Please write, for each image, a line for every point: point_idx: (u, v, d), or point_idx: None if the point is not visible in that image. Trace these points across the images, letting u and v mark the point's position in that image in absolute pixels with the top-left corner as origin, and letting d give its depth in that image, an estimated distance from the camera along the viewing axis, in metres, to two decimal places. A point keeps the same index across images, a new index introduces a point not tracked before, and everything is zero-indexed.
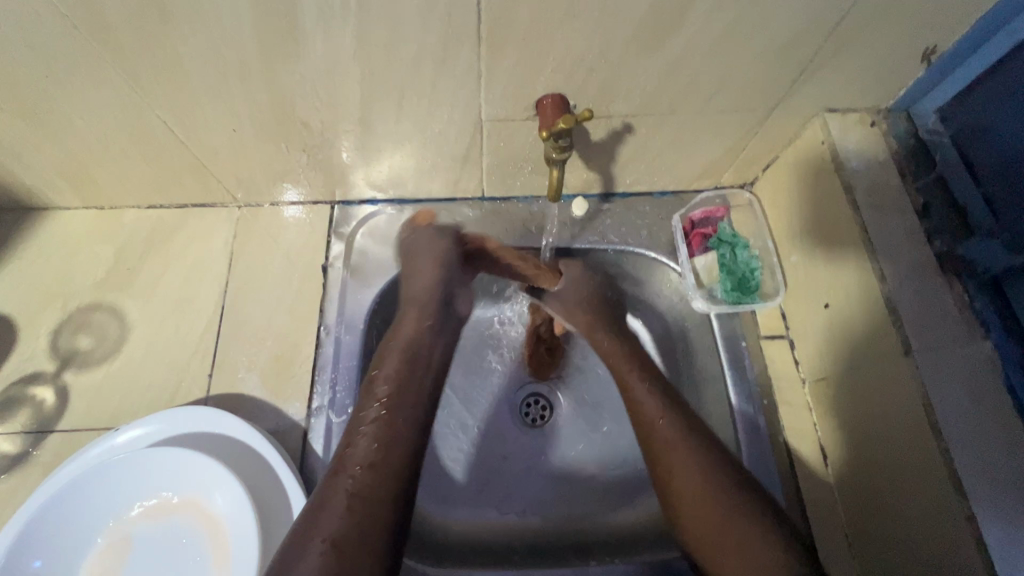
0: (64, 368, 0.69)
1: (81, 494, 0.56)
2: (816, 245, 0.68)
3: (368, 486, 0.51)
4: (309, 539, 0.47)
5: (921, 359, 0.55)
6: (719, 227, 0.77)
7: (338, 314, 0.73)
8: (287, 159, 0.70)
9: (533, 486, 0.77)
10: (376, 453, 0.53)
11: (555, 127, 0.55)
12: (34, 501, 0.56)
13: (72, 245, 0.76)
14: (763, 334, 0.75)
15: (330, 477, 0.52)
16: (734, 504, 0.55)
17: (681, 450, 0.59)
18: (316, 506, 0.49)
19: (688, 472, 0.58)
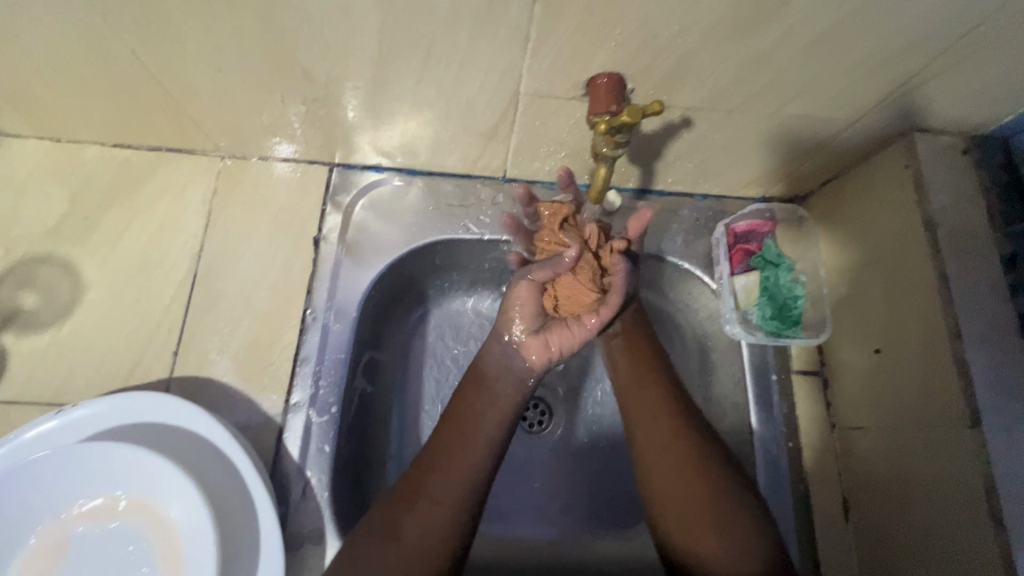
0: (2, 328, 0.59)
1: (22, 480, 0.48)
2: (876, 283, 0.60)
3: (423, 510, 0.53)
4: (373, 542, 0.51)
5: (993, 444, 0.48)
6: (764, 244, 0.68)
7: (328, 297, 0.64)
8: (284, 111, 0.59)
9: (516, 499, 0.71)
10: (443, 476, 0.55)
11: (614, 119, 0.45)
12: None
13: (21, 182, 0.64)
14: (796, 367, 0.68)
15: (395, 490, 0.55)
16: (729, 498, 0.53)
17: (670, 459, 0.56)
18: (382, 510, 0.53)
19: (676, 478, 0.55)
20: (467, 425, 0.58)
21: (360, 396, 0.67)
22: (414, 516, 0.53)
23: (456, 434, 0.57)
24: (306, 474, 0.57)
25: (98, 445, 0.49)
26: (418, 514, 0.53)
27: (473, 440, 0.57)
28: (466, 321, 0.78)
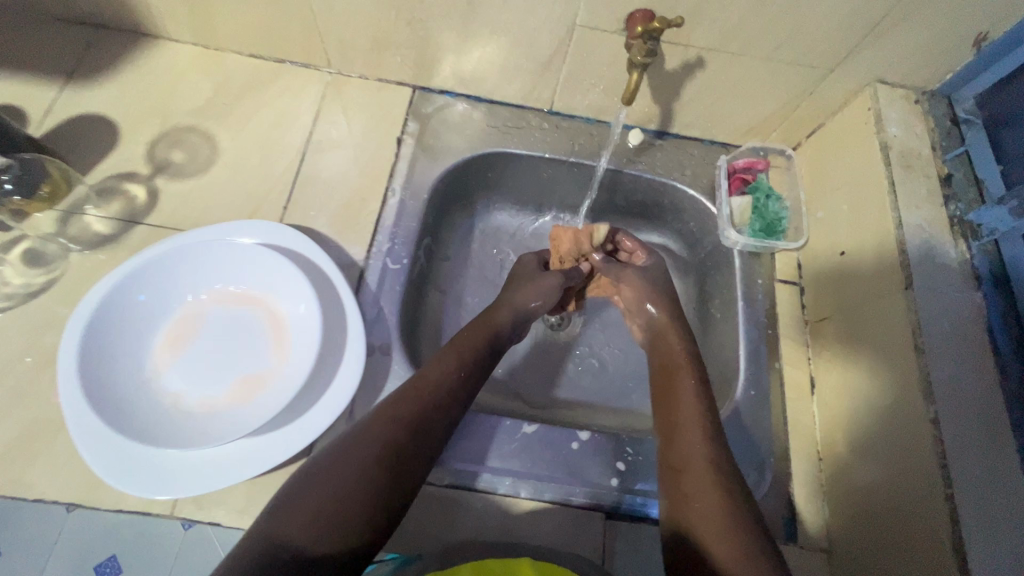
0: (156, 174, 0.76)
1: (190, 263, 0.63)
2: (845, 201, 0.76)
3: (416, 411, 0.56)
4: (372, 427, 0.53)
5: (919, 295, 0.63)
6: (757, 178, 0.86)
7: (406, 180, 0.81)
8: (392, 31, 0.77)
9: (529, 373, 0.86)
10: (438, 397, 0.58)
11: (649, 27, 0.63)
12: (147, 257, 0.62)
13: (177, 73, 0.83)
14: (779, 276, 0.83)
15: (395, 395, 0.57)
16: (740, 511, 0.51)
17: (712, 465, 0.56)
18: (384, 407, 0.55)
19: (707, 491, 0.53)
20: (353, 442, 0.52)
21: (421, 266, 0.82)
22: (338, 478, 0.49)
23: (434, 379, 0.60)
24: (380, 303, 0.72)
25: (253, 249, 0.64)
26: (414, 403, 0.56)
27: (352, 449, 0.51)
28: (503, 232, 0.95)
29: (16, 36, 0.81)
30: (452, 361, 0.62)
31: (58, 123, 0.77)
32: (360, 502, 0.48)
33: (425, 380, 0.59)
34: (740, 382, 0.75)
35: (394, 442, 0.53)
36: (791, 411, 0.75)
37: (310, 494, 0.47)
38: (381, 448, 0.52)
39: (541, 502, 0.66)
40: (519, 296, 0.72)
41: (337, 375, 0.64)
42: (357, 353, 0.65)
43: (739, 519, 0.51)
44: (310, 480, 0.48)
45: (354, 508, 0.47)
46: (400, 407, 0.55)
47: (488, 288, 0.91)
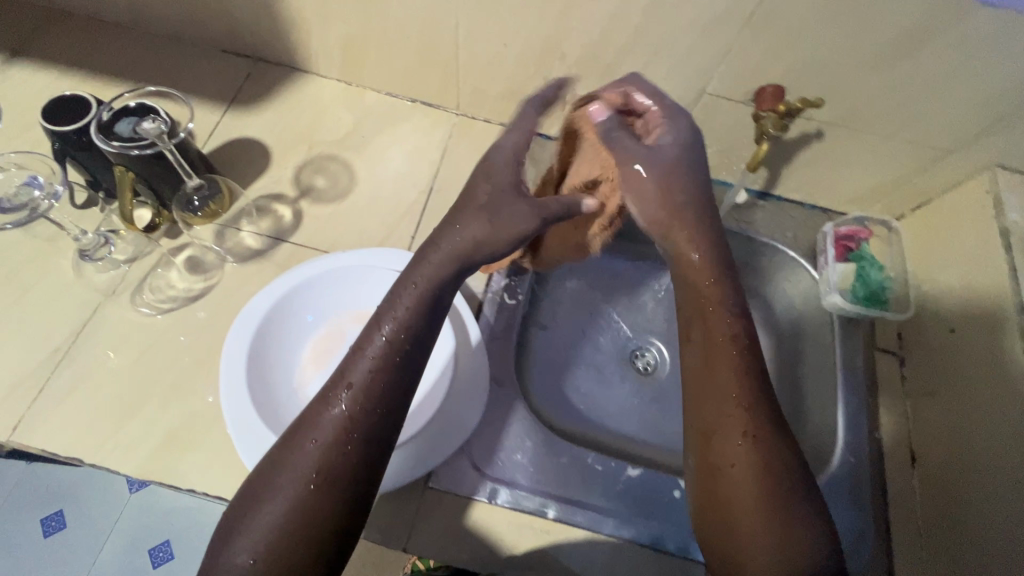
0: (301, 197, 0.83)
1: (343, 281, 0.70)
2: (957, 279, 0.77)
3: (341, 421, 0.48)
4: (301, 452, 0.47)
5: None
6: (861, 247, 0.86)
7: None
8: (526, 84, 0.83)
9: (617, 414, 0.90)
10: (356, 395, 0.48)
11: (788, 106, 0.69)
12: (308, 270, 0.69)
13: (323, 106, 0.91)
14: (878, 345, 0.84)
15: (311, 408, 0.49)
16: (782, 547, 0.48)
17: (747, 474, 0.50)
18: (301, 423, 0.48)
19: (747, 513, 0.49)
20: (282, 468, 0.47)
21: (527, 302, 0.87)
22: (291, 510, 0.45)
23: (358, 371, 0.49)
24: (497, 336, 0.78)
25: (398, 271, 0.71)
26: (325, 413, 0.48)
27: (284, 478, 0.46)
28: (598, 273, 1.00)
29: (190, 64, 0.91)
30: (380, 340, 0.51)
31: (219, 144, 0.86)
32: (308, 523, 0.45)
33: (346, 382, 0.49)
34: (840, 446, 0.76)
35: (322, 466, 0.46)
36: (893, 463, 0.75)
37: (258, 526, 0.45)
38: (314, 468, 0.46)
39: (643, 548, 0.66)
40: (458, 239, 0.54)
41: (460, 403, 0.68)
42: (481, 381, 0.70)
43: (787, 524, 0.48)
44: (255, 511, 0.45)
45: (305, 527, 0.45)
46: (319, 419, 0.48)
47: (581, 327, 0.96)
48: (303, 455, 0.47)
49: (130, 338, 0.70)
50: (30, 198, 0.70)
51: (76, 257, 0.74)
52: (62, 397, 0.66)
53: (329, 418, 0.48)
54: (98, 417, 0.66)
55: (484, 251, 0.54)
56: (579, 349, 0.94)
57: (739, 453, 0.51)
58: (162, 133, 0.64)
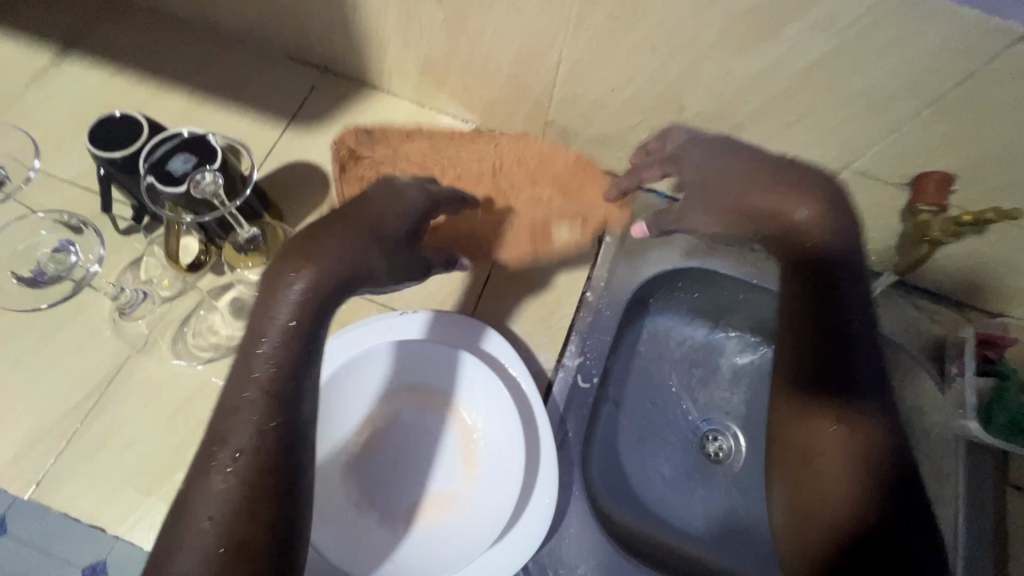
0: None
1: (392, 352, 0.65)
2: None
3: (262, 411, 0.40)
4: (224, 454, 0.39)
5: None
6: (1001, 359, 0.73)
7: (605, 283, 0.75)
8: (628, 132, 0.72)
9: (686, 509, 0.79)
10: (272, 373, 0.41)
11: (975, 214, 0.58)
12: (361, 339, 0.63)
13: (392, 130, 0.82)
14: (1011, 481, 0.71)
15: (222, 406, 0.41)
16: (864, 479, 0.50)
17: (838, 423, 0.52)
18: (217, 433, 0.40)
19: (835, 434, 0.52)
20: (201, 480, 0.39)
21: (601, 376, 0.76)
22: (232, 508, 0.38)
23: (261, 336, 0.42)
24: (566, 427, 0.67)
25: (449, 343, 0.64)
26: (240, 388, 0.41)
27: (215, 479, 0.39)
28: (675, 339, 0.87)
29: (252, 71, 0.83)
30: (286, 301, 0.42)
31: (277, 167, 0.77)
32: (252, 503, 0.38)
33: (250, 365, 0.41)
34: None
35: (266, 444, 0.40)
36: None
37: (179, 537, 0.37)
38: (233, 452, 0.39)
39: None
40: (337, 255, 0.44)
41: (523, 514, 0.58)
42: (548, 496, 0.58)
43: (864, 478, 0.50)
44: (188, 519, 0.38)
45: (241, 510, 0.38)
46: (230, 417, 0.40)
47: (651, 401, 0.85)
48: (226, 451, 0.40)
49: (164, 391, 0.64)
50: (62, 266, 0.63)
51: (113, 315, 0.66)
52: (89, 453, 0.60)
53: (247, 402, 0.40)
54: (124, 481, 0.59)
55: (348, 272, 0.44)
56: (646, 427, 0.83)
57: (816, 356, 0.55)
58: (219, 192, 0.56)
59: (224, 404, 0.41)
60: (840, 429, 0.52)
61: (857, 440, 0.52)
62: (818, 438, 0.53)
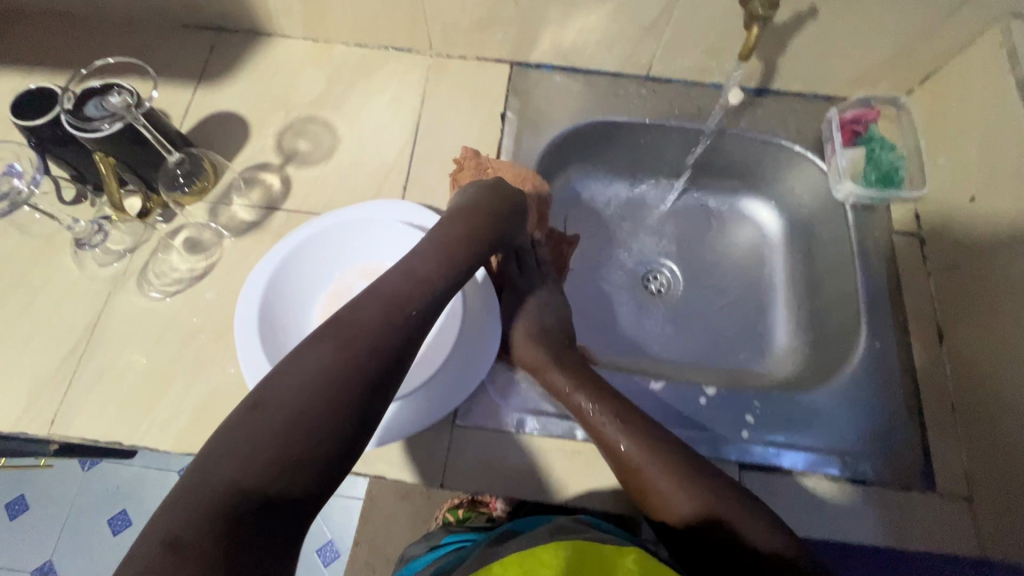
0: (287, 163, 0.82)
1: (336, 239, 0.69)
2: (1010, 382, 0.65)
3: (360, 356, 0.44)
4: (334, 341, 0.44)
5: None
6: (868, 129, 0.84)
7: (514, 152, 0.84)
8: (497, 8, 0.79)
9: (631, 331, 0.91)
10: (401, 304, 0.48)
11: None
12: (306, 232, 0.68)
13: (293, 67, 0.88)
14: (896, 228, 0.81)
15: (358, 300, 0.48)
16: (714, 482, 0.59)
17: (624, 427, 0.62)
18: (338, 318, 0.46)
19: (627, 447, 0.61)
20: (275, 393, 0.41)
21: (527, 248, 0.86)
22: (292, 411, 0.40)
23: (411, 279, 0.51)
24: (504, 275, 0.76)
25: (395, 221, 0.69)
26: (382, 317, 0.47)
27: (304, 373, 0.42)
28: (601, 202, 0.97)
29: (152, 46, 0.89)
30: (430, 271, 0.53)
31: (196, 121, 0.84)
32: (362, 363, 0.44)
33: (397, 301, 0.48)
34: (864, 332, 0.76)
35: (379, 354, 0.45)
36: (938, 452, 0.69)
37: (248, 455, 0.37)
38: (391, 312, 0.48)
39: None
40: (454, 228, 0.59)
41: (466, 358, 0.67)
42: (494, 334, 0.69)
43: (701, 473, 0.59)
44: (281, 374, 0.42)
45: (327, 426, 0.40)
46: (396, 302, 0.48)
47: (596, 257, 0.96)
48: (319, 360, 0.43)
49: (145, 323, 0.71)
50: (10, 186, 0.70)
51: (74, 248, 0.75)
52: (92, 383, 0.68)
53: (368, 321, 0.46)
54: (129, 400, 0.68)
55: (472, 242, 0.58)
56: (593, 282, 0.94)
57: (603, 427, 0.63)
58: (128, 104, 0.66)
59: (356, 312, 0.47)
60: (636, 434, 0.62)
61: (668, 453, 0.61)
62: (643, 471, 0.60)
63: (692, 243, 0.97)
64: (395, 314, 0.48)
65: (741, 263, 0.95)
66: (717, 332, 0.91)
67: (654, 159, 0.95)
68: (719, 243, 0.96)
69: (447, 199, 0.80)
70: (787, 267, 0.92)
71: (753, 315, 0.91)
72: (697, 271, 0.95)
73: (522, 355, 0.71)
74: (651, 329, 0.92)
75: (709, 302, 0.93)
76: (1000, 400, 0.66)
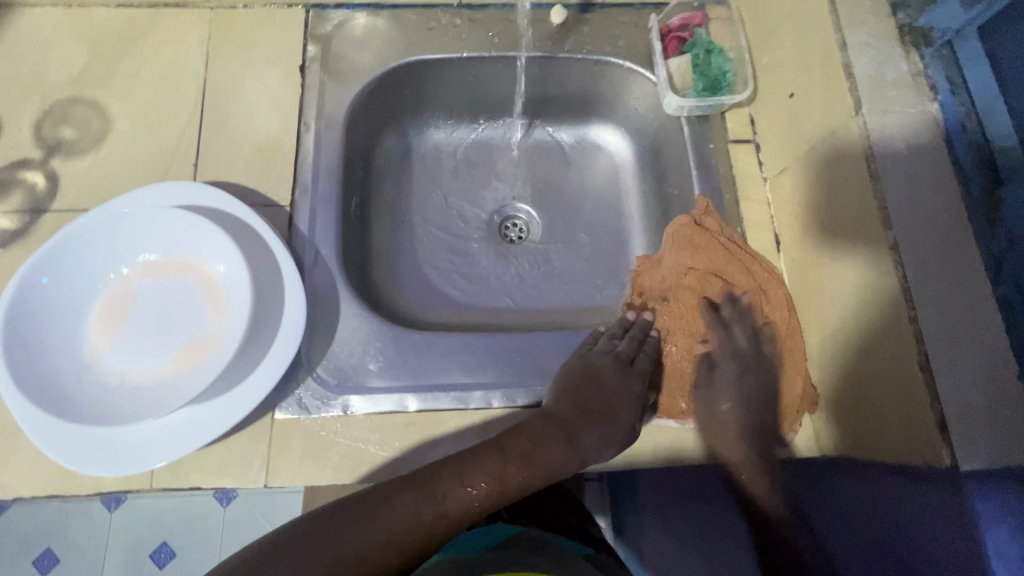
0: (51, 156, 0.70)
1: (102, 235, 0.60)
2: (844, 341, 0.61)
3: (398, 532, 0.49)
4: (369, 513, 0.49)
5: (923, 315, 0.53)
6: (694, 34, 0.79)
7: (319, 109, 0.75)
8: None
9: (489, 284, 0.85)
10: (447, 509, 0.51)
11: None
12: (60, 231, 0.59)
13: (44, 40, 0.75)
14: (731, 138, 0.77)
15: (419, 473, 0.53)
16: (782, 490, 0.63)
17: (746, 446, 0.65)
18: (385, 493, 0.51)
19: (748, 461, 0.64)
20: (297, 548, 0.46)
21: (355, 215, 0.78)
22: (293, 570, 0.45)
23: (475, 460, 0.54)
24: (318, 247, 0.69)
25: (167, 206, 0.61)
26: (433, 497, 0.51)
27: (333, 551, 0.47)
28: (443, 152, 0.90)
29: None
30: (483, 473, 0.54)
31: None
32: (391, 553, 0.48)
33: (459, 480, 0.53)
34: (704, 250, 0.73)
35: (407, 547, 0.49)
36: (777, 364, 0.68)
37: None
38: (447, 504, 0.52)
39: (515, 408, 0.65)
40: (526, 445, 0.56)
41: (274, 344, 0.61)
42: (299, 311, 0.62)
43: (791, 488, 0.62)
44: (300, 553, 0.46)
45: None
46: (455, 485, 0.52)
47: (444, 213, 0.88)
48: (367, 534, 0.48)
49: None
50: None
51: None
52: None
53: (412, 506, 0.50)
54: None
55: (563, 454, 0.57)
56: (445, 238, 0.87)
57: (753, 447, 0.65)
58: None
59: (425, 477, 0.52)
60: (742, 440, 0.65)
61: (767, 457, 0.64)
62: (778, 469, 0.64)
63: (547, 182, 0.91)
64: (435, 506, 0.51)
65: (598, 195, 0.90)
66: (580, 271, 0.86)
67: (490, 94, 0.86)
68: (575, 177, 0.90)
69: (246, 171, 0.72)
70: (642, 194, 0.87)
71: (613, 249, 0.87)
72: (556, 210, 0.89)
73: (721, 402, 0.67)
74: (512, 280, 0.86)
75: (571, 241, 0.88)
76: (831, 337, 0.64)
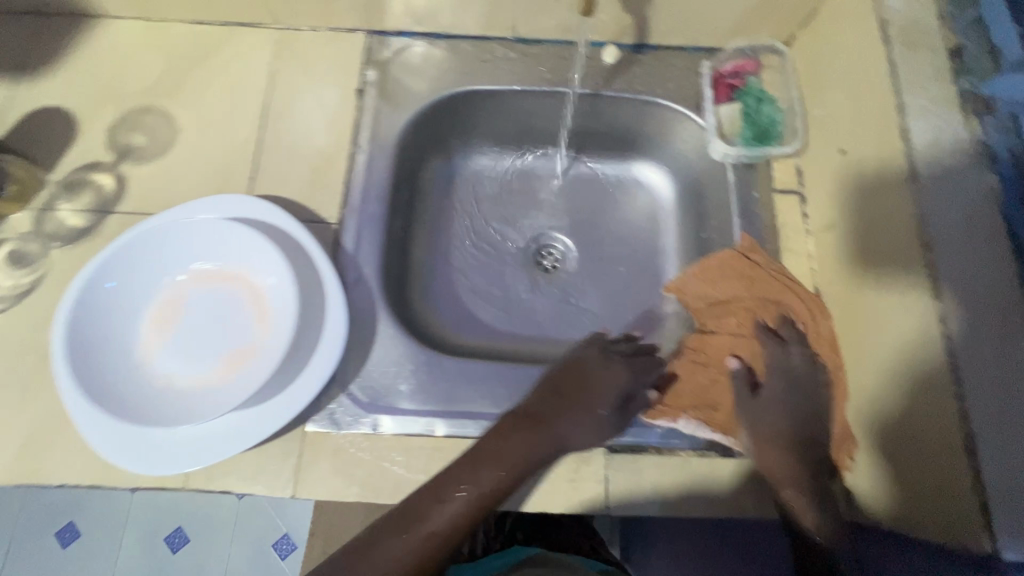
0: (121, 160, 0.75)
1: (164, 240, 0.63)
2: (881, 406, 0.60)
3: (440, 526, 0.56)
4: (420, 507, 0.56)
5: (973, 394, 0.51)
6: (745, 82, 0.80)
7: (372, 132, 0.78)
8: None
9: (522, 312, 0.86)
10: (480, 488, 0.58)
11: None
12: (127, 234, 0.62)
13: (124, 51, 0.80)
14: (776, 187, 0.77)
15: (463, 459, 0.60)
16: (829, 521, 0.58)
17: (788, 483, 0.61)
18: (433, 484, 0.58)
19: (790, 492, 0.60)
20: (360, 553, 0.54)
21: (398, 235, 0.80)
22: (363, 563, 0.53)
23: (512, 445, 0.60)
24: (361, 266, 0.71)
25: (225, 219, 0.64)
26: (471, 478, 0.58)
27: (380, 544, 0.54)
28: (485, 177, 0.91)
29: None
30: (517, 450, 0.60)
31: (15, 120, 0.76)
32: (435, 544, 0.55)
33: (496, 460, 0.59)
34: None
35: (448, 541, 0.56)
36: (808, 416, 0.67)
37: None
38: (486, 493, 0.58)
39: None
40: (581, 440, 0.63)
41: (312, 360, 0.63)
42: (339, 329, 0.64)
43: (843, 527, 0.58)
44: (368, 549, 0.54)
45: None
46: (491, 467, 0.59)
47: (482, 237, 0.89)
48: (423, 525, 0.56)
49: None
50: None
51: None
52: None
53: (455, 500, 0.57)
54: None
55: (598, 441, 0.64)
56: (481, 262, 0.88)
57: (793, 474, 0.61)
58: None
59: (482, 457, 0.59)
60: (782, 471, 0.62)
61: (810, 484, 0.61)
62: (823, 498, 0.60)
63: (587, 213, 0.91)
64: (462, 493, 0.57)
65: (636, 231, 0.90)
66: (612, 306, 0.86)
67: (537, 125, 0.88)
68: (615, 212, 0.91)
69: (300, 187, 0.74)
70: (680, 233, 0.87)
71: (647, 287, 0.87)
72: (593, 243, 0.90)
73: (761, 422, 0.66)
74: (544, 308, 0.86)
75: (605, 275, 0.88)
76: (870, 402, 0.62)
